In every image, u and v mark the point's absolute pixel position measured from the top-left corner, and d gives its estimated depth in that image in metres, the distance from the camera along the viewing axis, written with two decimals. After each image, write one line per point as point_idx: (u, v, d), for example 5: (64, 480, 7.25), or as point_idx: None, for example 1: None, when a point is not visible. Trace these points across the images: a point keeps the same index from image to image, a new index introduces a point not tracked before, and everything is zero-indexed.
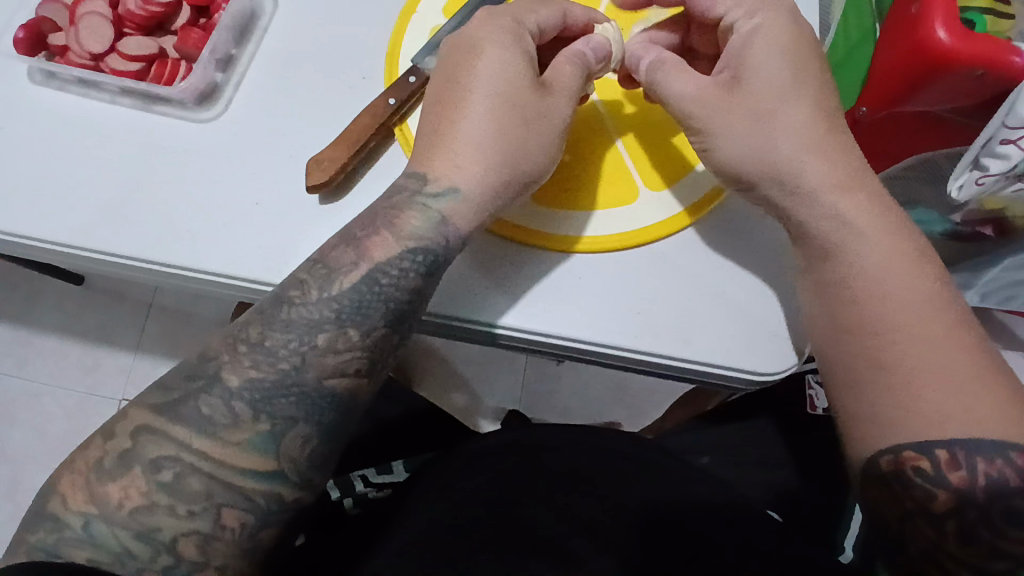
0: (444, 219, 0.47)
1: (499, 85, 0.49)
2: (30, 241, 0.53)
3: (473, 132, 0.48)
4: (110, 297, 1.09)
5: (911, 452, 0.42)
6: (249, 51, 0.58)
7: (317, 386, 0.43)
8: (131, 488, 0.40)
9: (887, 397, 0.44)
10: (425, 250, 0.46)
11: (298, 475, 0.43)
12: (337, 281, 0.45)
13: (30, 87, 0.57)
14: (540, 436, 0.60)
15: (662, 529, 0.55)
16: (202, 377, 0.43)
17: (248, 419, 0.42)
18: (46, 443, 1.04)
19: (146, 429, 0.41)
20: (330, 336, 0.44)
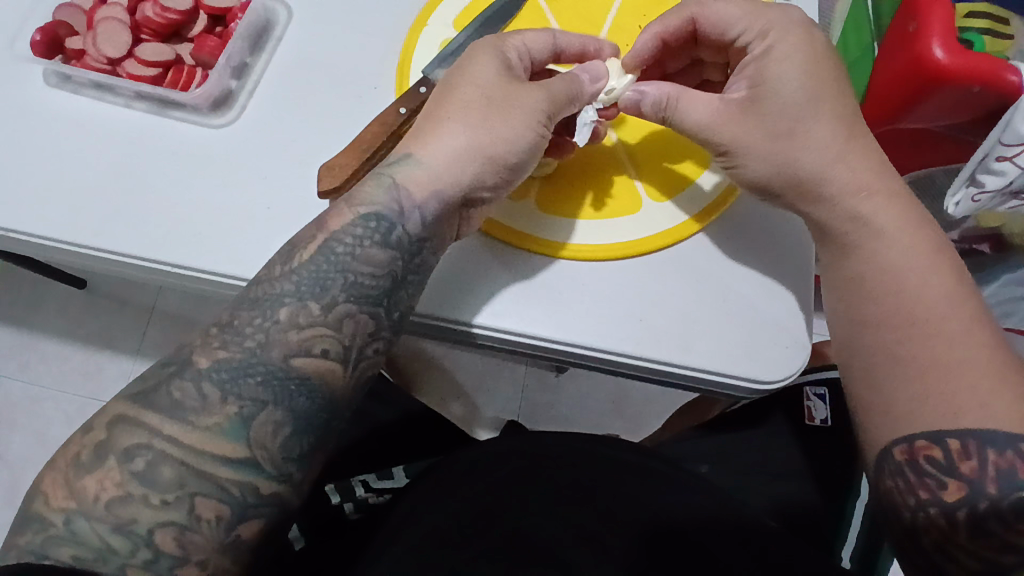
0: (397, 184, 0.48)
1: (472, 76, 0.51)
2: (38, 239, 0.54)
3: (446, 118, 0.50)
4: (113, 301, 1.10)
5: (923, 441, 0.44)
6: (263, 60, 0.59)
7: (283, 365, 0.43)
8: (107, 479, 0.40)
9: (911, 393, 0.46)
10: (376, 216, 0.47)
11: (273, 465, 0.43)
12: (298, 256, 0.46)
13: (45, 90, 0.58)
14: (546, 445, 0.59)
15: (662, 542, 0.55)
16: (175, 363, 0.44)
17: (217, 401, 0.42)
18: (45, 448, 1.04)
19: (122, 418, 0.41)
20: (291, 310, 0.45)
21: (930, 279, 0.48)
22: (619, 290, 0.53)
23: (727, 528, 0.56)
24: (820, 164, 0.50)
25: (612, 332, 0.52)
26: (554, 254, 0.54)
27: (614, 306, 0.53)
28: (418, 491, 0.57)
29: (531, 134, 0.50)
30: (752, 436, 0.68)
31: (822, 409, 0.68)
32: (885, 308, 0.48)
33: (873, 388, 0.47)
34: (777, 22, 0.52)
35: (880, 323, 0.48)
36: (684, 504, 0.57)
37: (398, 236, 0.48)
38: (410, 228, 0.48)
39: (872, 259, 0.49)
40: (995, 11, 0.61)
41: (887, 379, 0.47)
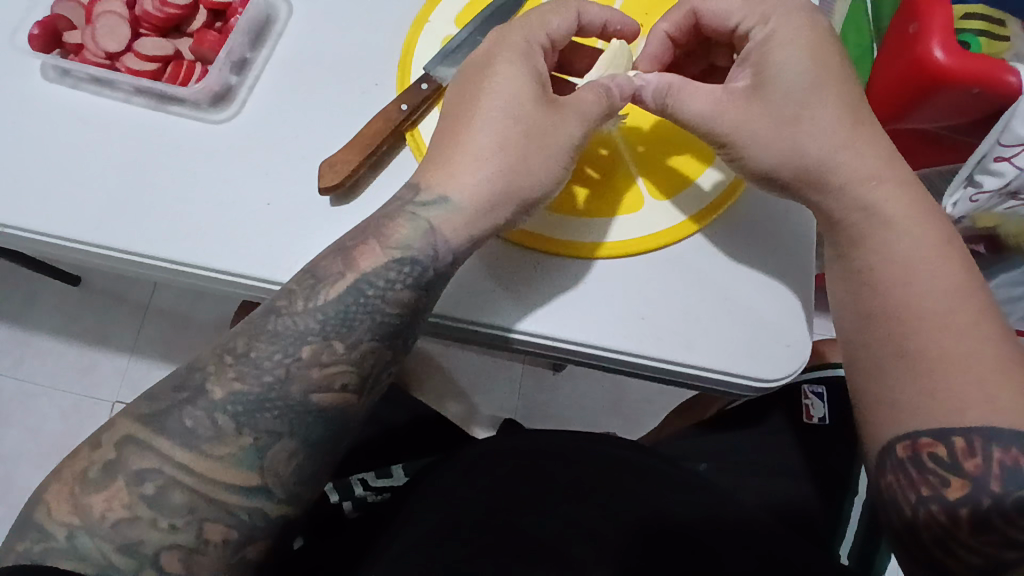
0: (431, 229, 0.47)
1: (508, 107, 0.48)
2: (37, 235, 0.53)
3: (475, 144, 0.48)
4: (108, 298, 1.09)
5: (926, 438, 0.44)
6: (264, 55, 0.58)
7: (303, 401, 0.44)
8: (115, 499, 0.40)
9: (912, 390, 0.46)
10: (410, 261, 0.46)
11: (283, 491, 0.43)
12: (323, 292, 0.45)
13: (43, 84, 0.57)
14: (540, 442, 0.61)
15: (658, 542, 0.55)
16: (188, 388, 0.43)
17: (232, 432, 0.42)
18: (38, 446, 1.03)
19: (131, 439, 0.42)
20: (314, 348, 0.44)
21: (939, 273, 0.48)
22: (621, 291, 0.53)
23: (727, 526, 0.56)
24: (821, 163, 0.50)
25: (613, 335, 0.52)
26: (551, 253, 0.54)
27: (619, 312, 0.53)
28: (424, 489, 0.58)
29: (560, 168, 0.49)
30: (750, 435, 0.68)
31: (819, 408, 0.68)
32: (891, 308, 0.48)
33: (878, 383, 0.48)
34: (781, 20, 0.52)
35: (889, 320, 0.48)
36: (685, 503, 0.57)
37: (429, 277, 0.47)
38: (439, 268, 0.47)
39: (880, 258, 0.49)
40: (994, 13, 0.61)
41: (885, 378, 0.47)
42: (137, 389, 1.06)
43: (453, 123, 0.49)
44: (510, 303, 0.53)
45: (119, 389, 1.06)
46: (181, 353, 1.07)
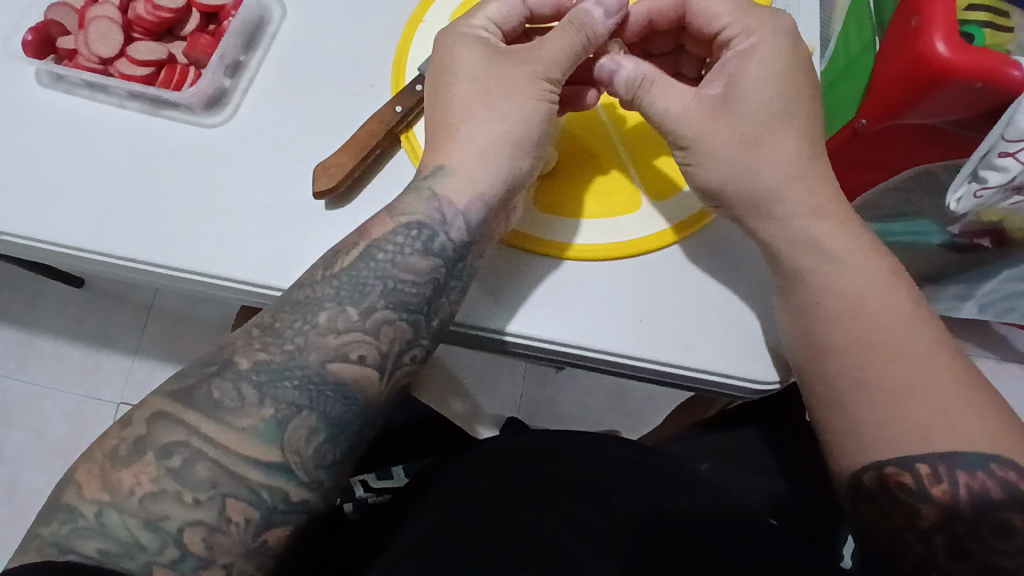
0: (436, 196, 0.48)
1: (485, 77, 0.50)
2: (32, 242, 0.53)
3: (475, 116, 0.49)
4: (111, 299, 1.09)
5: (893, 468, 0.43)
6: (257, 58, 0.58)
7: (320, 372, 0.43)
8: (142, 474, 0.39)
9: (873, 414, 0.45)
10: (417, 225, 0.47)
11: (305, 472, 0.42)
12: (338, 262, 0.46)
13: (38, 90, 0.57)
14: (541, 443, 0.61)
15: (660, 538, 0.55)
16: (216, 363, 0.43)
17: (254, 403, 0.42)
18: (44, 446, 1.04)
19: (161, 414, 0.41)
20: (330, 315, 0.45)
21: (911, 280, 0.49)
22: (635, 282, 0.53)
23: (731, 522, 0.55)
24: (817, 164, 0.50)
25: (625, 330, 0.52)
26: (575, 257, 0.54)
27: (627, 308, 0.53)
28: (433, 488, 0.59)
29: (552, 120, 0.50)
30: (751, 435, 0.67)
31: None
32: (857, 318, 0.46)
33: (853, 400, 0.45)
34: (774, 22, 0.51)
35: (858, 329, 0.46)
36: (684, 501, 0.56)
37: (441, 243, 0.48)
38: (450, 236, 0.48)
39: (860, 263, 0.48)
40: (997, 3, 0.60)
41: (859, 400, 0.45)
42: (142, 390, 1.06)
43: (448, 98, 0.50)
44: (529, 294, 0.53)
45: (123, 389, 1.06)
46: (185, 353, 1.07)
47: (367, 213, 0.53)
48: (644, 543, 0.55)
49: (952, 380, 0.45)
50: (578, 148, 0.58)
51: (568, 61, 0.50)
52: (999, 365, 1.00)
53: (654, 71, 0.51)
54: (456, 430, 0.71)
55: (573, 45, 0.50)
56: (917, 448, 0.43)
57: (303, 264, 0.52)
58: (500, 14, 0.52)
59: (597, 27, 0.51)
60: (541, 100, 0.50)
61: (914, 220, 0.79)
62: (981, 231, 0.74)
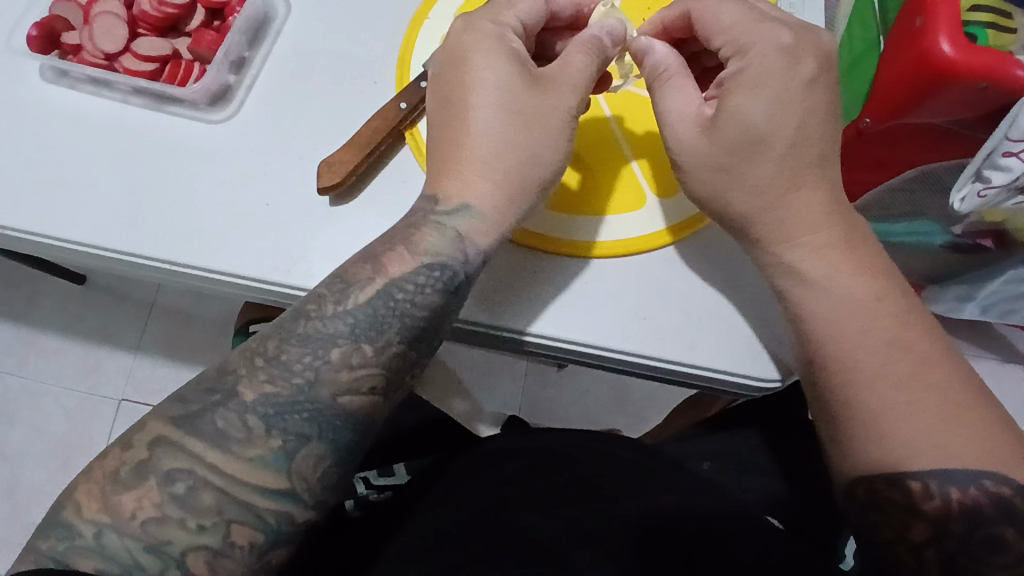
0: (460, 236, 0.48)
1: (509, 98, 0.49)
2: (34, 237, 0.53)
3: (485, 141, 0.49)
4: (113, 297, 1.09)
5: (882, 485, 0.44)
6: (261, 54, 0.58)
7: (332, 405, 0.43)
8: (145, 499, 0.40)
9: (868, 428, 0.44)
10: (439, 265, 0.47)
11: (311, 497, 0.43)
12: (353, 295, 0.46)
13: (42, 85, 0.57)
14: (555, 443, 0.61)
15: (657, 539, 0.54)
16: (219, 391, 0.43)
17: (262, 434, 0.42)
18: (46, 443, 1.04)
19: (164, 440, 0.41)
20: (343, 351, 0.44)
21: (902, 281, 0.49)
22: (640, 290, 0.53)
23: (727, 525, 0.55)
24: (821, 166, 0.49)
25: (620, 339, 0.52)
26: (574, 254, 0.54)
27: (625, 310, 0.52)
28: (440, 491, 0.58)
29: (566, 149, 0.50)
30: (752, 434, 0.67)
31: None
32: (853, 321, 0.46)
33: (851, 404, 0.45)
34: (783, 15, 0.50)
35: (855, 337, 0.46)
36: (679, 500, 0.57)
37: (459, 281, 0.47)
38: (468, 272, 0.48)
39: (855, 266, 0.48)
40: (1000, 4, 0.60)
41: (875, 402, 0.44)
42: (143, 388, 1.06)
43: (455, 120, 0.49)
44: (527, 305, 0.52)
45: (124, 386, 1.06)
46: (186, 351, 1.07)
47: (371, 209, 0.53)
48: (639, 548, 0.54)
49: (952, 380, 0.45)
50: (585, 147, 0.57)
51: (588, 82, 0.50)
52: (1000, 366, 1.01)
53: (679, 67, 0.51)
54: (457, 428, 0.71)
55: (594, 69, 0.50)
56: (916, 445, 0.43)
57: (306, 261, 0.52)
58: (527, 13, 0.52)
59: (609, 53, 0.51)
60: (570, 135, 0.50)
61: (922, 219, 0.78)
62: (984, 232, 0.74)
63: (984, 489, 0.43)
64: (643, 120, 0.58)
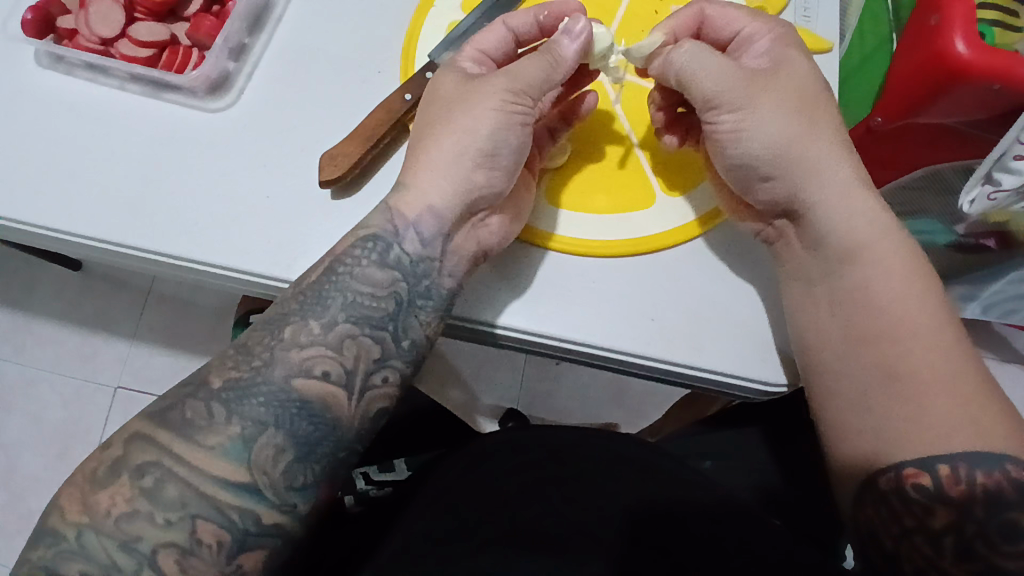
0: (392, 210, 0.48)
1: (457, 87, 0.50)
2: (27, 226, 0.52)
3: (449, 125, 0.48)
4: (109, 283, 1.07)
5: (912, 469, 0.43)
6: (262, 41, 0.57)
7: (285, 385, 0.43)
8: (118, 495, 0.39)
9: (898, 413, 0.44)
10: (374, 238, 0.47)
11: (275, 493, 0.42)
12: (305, 278, 0.47)
13: (37, 72, 0.56)
14: (543, 437, 0.58)
15: (655, 524, 0.56)
16: (190, 383, 0.43)
17: (222, 421, 0.41)
18: (41, 430, 1.03)
19: (139, 435, 0.41)
20: (293, 329, 0.44)
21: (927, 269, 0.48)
22: (629, 290, 0.52)
23: (728, 518, 0.55)
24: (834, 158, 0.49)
25: (623, 337, 0.51)
26: (581, 254, 0.53)
27: (635, 308, 0.52)
28: (431, 489, 0.56)
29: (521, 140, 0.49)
30: (759, 432, 0.66)
31: None
32: (881, 336, 0.46)
33: (868, 407, 0.45)
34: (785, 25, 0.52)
35: (886, 322, 0.46)
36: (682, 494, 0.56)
37: (397, 255, 0.47)
38: (407, 247, 0.47)
39: (886, 245, 0.48)
40: (1007, 2, 0.59)
41: (877, 404, 0.45)
42: (139, 376, 1.05)
43: (434, 109, 0.50)
44: (495, 296, 0.52)
45: (120, 374, 1.05)
46: (184, 339, 1.06)
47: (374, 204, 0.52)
48: (631, 538, 0.56)
49: (961, 382, 0.44)
50: (598, 148, 0.56)
51: (540, 88, 0.49)
52: (1000, 368, 1.01)
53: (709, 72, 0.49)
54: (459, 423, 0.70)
55: (548, 63, 0.49)
56: (936, 423, 0.44)
57: (307, 256, 0.51)
58: (484, 43, 0.52)
59: (565, 56, 0.49)
60: (505, 108, 0.48)
61: (920, 218, 0.77)
62: (987, 232, 0.74)
63: (1005, 469, 0.42)
64: None
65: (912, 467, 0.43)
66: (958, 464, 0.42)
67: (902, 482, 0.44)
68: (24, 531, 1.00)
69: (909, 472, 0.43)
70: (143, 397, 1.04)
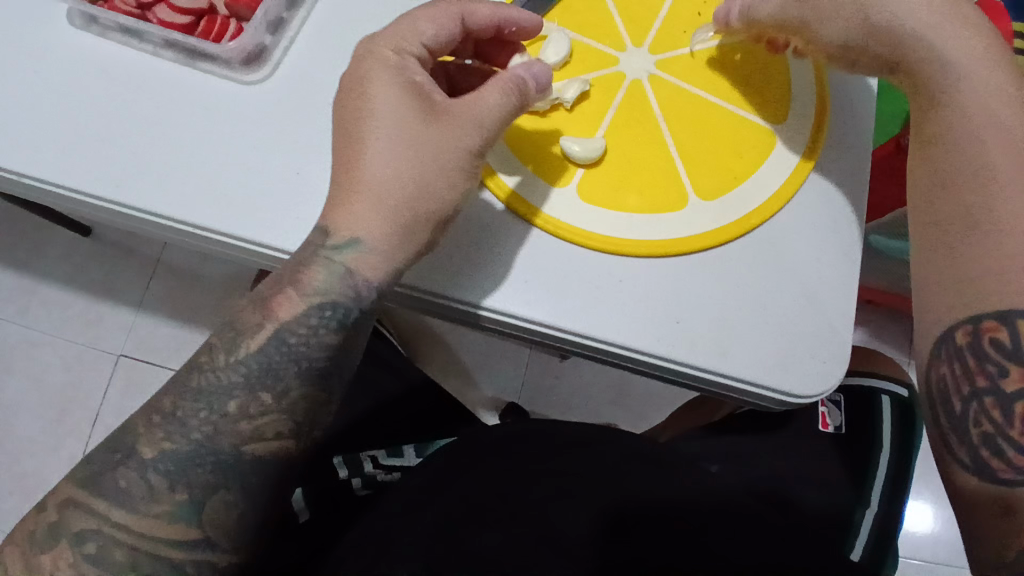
0: (348, 272, 0.45)
1: (411, 128, 0.46)
2: (55, 188, 0.52)
3: (400, 172, 0.45)
4: (119, 251, 1.07)
5: (991, 323, 0.44)
6: (301, 16, 0.56)
7: (235, 452, 0.44)
8: (60, 558, 0.42)
9: (969, 218, 0.46)
10: (330, 304, 0.45)
11: (226, 543, 0.44)
12: (243, 345, 0.45)
13: (68, 31, 0.55)
14: (550, 427, 0.63)
15: (627, 525, 0.55)
16: (120, 450, 0.44)
17: (164, 490, 0.43)
18: (41, 392, 1.03)
19: (71, 502, 0.43)
20: (240, 402, 0.44)
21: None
22: (653, 289, 0.52)
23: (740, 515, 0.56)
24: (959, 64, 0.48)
25: (644, 336, 0.51)
26: (607, 249, 0.52)
27: (657, 310, 0.51)
28: (438, 464, 0.60)
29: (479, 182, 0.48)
30: (750, 442, 0.68)
31: (836, 416, 0.72)
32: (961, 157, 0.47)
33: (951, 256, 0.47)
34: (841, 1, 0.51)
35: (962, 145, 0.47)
36: (681, 489, 0.57)
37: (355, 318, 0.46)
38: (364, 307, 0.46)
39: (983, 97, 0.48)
40: None
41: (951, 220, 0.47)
42: (141, 346, 1.05)
43: (386, 154, 0.45)
44: (486, 278, 0.51)
45: (123, 343, 1.05)
46: (188, 312, 1.06)
47: None
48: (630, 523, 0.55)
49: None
50: (626, 146, 0.55)
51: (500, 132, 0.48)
52: None
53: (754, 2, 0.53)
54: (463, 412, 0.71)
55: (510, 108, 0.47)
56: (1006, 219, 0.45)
57: None
58: (432, 37, 0.48)
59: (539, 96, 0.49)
60: (467, 172, 0.47)
61: None
62: None
63: None
64: (699, 123, 0.56)
65: (993, 322, 0.44)
66: (1022, 321, 0.43)
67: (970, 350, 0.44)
68: (14, 493, 1.00)
69: (988, 326, 0.44)
70: (145, 366, 1.04)
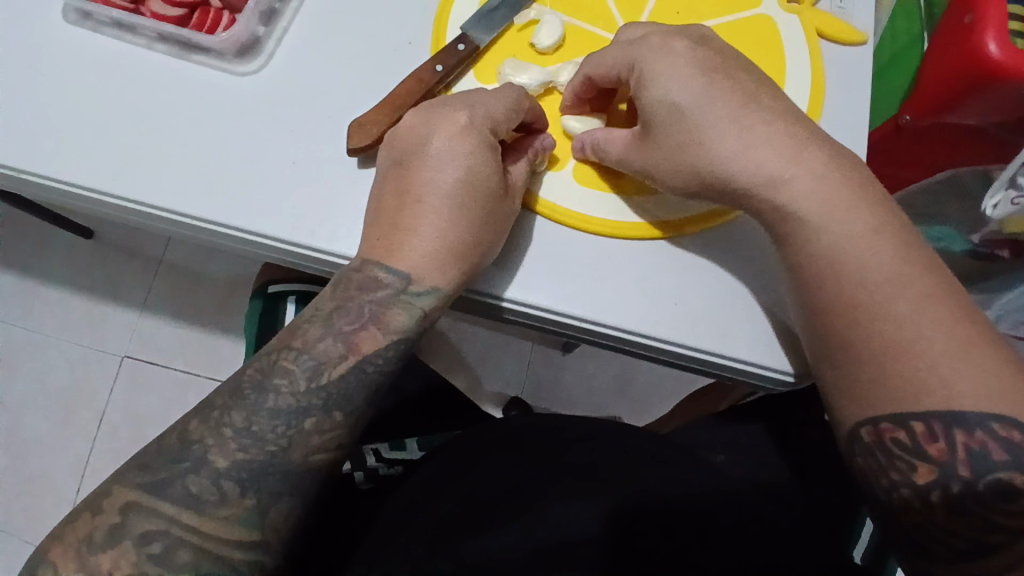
0: (425, 312, 0.47)
1: (493, 180, 0.47)
2: (56, 183, 0.52)
3: (480, 224, 0.47)
4: (120, 251, 1.07)
5: (888, 424, 0.42)
6: (293, 6, 0.56)
7: (304, 465, 0.45)
8: (121, 560, 0.41)
9: (870, 341, 0.43)
10: (407, 340, 0.48)
11: (276, 547, 0.45)
12: (326, 372, 0.46)
13: (65, 27, 0.55)
14: (555, 422, 0.63)
15: (633, 524, 0.52)
16: (187, 459, 0.43)
17: (235, 496, 0.43)
18: (46, 392, 1.04)
19: (135, 506, 0.42)
20: (316, 420, 0.45)
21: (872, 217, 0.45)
22: (653, 272, 0.52)
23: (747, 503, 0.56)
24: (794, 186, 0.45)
25: (647, 320, 0.50)
26: (609, 234, 0.52)
27: (659, 293, 0.51)
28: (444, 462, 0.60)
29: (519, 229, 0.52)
30: (751, 430, 0.67)
31: None
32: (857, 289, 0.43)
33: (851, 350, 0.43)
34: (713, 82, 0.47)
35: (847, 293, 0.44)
36: (688, 484, 0.55)
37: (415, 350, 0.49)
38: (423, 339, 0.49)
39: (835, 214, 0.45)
40: None
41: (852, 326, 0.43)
42: (145, 345, 1.05)
43: (468, 207, 0.47)
44: (503, 271, 0.51)
45: (127, 342, 1.05)
46: (190, 311, 1.06)
47: None
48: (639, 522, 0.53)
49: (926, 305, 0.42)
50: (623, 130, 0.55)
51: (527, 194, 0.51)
52: None
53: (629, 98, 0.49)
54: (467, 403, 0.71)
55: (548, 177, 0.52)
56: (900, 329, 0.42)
57: (333, 222, 0.51)
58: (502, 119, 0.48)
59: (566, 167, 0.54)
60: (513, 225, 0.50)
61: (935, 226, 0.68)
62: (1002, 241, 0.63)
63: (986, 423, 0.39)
64: None
65: (887, 423, 0.42)
66: (934, 423, 0.40)
67: (881, 436, 0.42)
68: (21, 493, 1.01)
69: (886, 429, 0.42)
70: (148, 366, 1.04)
